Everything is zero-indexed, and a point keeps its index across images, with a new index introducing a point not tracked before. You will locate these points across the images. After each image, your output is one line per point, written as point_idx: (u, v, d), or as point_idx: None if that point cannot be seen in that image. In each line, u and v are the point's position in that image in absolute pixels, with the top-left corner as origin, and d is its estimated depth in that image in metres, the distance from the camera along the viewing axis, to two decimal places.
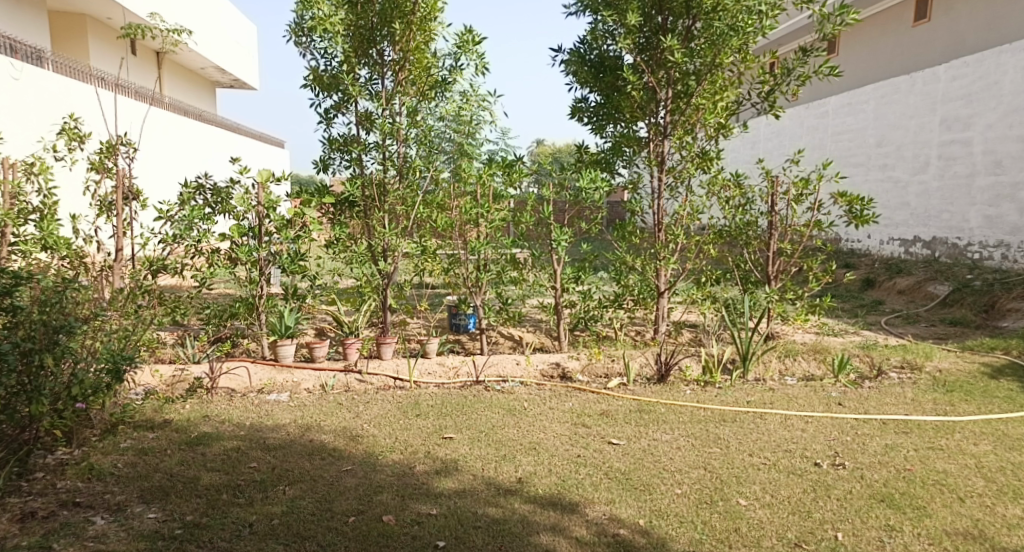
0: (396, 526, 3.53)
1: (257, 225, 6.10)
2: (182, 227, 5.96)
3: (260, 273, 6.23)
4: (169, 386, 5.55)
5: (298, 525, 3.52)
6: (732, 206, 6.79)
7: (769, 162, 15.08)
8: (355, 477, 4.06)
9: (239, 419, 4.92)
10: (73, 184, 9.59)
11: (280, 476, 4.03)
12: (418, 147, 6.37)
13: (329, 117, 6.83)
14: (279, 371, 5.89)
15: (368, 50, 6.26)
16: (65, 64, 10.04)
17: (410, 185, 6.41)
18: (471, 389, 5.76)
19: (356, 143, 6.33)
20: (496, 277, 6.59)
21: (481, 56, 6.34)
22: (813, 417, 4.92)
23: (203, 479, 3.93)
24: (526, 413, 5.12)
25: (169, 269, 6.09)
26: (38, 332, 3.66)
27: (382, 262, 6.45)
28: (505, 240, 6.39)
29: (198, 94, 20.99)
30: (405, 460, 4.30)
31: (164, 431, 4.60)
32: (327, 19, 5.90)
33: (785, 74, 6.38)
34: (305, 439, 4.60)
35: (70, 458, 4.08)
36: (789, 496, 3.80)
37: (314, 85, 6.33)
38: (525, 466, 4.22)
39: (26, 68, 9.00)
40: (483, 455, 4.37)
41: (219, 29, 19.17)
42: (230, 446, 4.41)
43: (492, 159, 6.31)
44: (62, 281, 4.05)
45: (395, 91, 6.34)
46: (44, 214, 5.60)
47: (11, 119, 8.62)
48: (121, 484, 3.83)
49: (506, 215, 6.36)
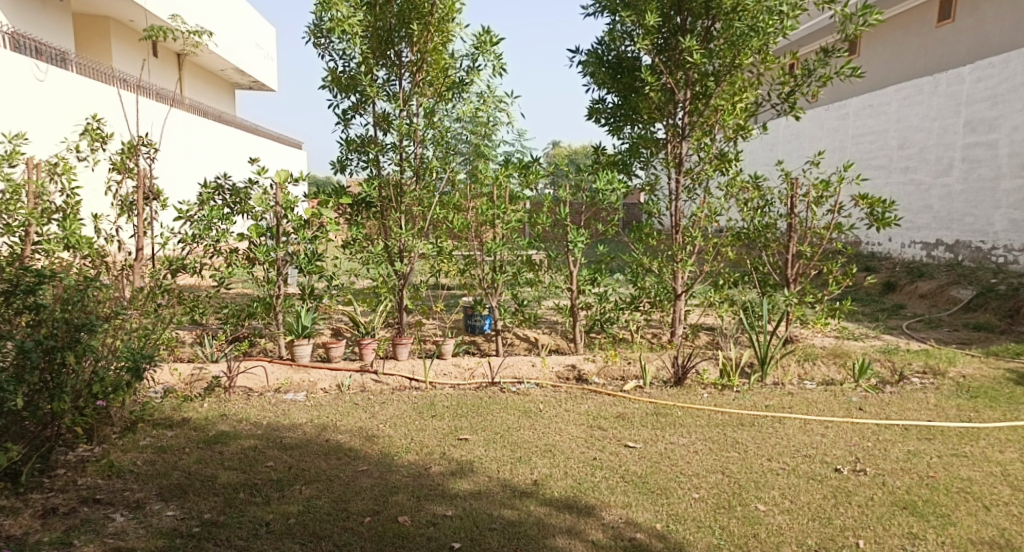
0: (411, 527, 3.53)
1: (275, 226, 6.16)
2: (201, 227, 6.01)
3: (277, 273, 6.28)
4: (187, 384, 5.60)
5: (314, 525, 3.53)
6: (750, 208, 6.72)
7: (789, 164, 14.98)
8: (370, 477, 4.06)
9: (256, 418, 4.95)
10: (95, 184, 9.74)
11: (296, 475, 4.05)
12: (434, 148, 6.35)
13: (346, 118, 6.85)
14: (295, 370, 5.92)
15: (386, 51, 6.27)
16: (88, 66, 10.17)
17: (426, 186, 6.40)
18: (486, 391, 5.75)
19: (373, 144, 6.35)
20: (511, 278, 6.58)
21: (498, 56, 6.34)
22: (833, 422, 4.85)
23: (220, 478, 3.95)
24: (541, 415, 5.10)
25: (188, 268, 6.09)
26: (60, 330, 3.68)
27: (398, 262, 6.48)
28: (521, 241, 6.46)
29: (218, 95, 21.22)
30: (420, 461, 4.30)
31: (182, 430, 4.64)
32: (345, 20, 5.90)
33: (806, 75, 6.30)
34: (321, 439, 4.61)
35: (91, 455, 4.12)
36: (809, 502, 3.76)
37: (332, 86, 6.36)
38: (540, 468, 4.20)
39: (51, 70, 9.12)
40: (498, 457, 4.36)
41: (239, 31, 19.37)
42: (247, 445, 4.43)
43: (508, 160, 6.32)
44: (83, 280, 4.09)
45: (413, 92, 6.33)
46: (66, 213, 5.69)
47: (36, 120, 8.76)
48: (140, 482, 3.86)
49: (522, 216, 6.36)
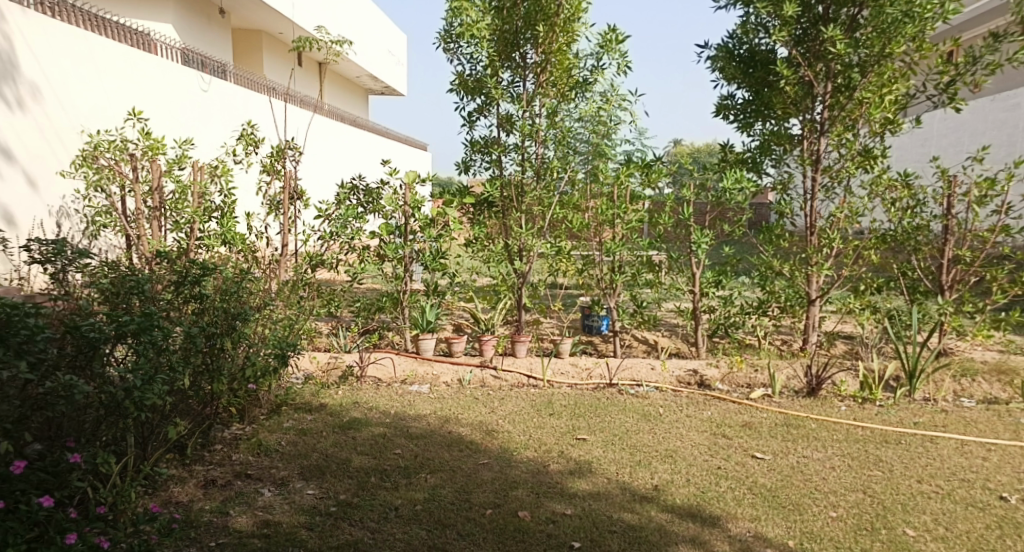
0: (532, 523, 3.57)
1: (403, 224, 6.42)
2: (338, 225, 6.36)
3: (404, 270, 6.54)
4: (324, 371, 5.96)
5: (439, 513, 3.65)
6: (899, 209, 6.19)
7: (944, 160, 13.80)
8: (491, 471, 4.15)
9: (385, 407, 5.19)
10: (247, 184, 10.60)
11: (422, 464, 4.20)
12: (555, 149, 6.42)
13: (471, 120, 7.03)
14: (419, 363, 6.13)
15: (511, 53, 6.37)
16: (244, 76, 11.04)
17: (547, 185, 6.47)
18: (604, 392, 5.71)
19: (496, 144, 6.48)
20: (630, 280, 6.48)
21: (624, 55, 6.27)
22: (997, 445, 4.43)
23: (354, 462, 4.18)
24: (662, 419, 5.01)
25: (326, 264, 6.47)
26: (220, 318, 4.03)
27: (518, 261, 6.54)
28: (641, 241, 6.32)
29: (353, 100, 22.42)
30: (539, 459, 4.34)
31: (320, 415, 4.94)
32: (474, 24, 6.10)
33: (971, 63, 5.76)
34: (444, 431, 4.76)
35: (243, 433, 4.48)
36: (967, 532, 3.45)
37: (459, 89, 6.53)
38: (661, 473, 4.12)
39: (213, 81, 9.96)
40: (618, 460, 4.32)
41: (374, 38, 20.36)
42: (377, 432, 4.66)
43: (630, 160, 6.24)
44: (239, 273, 4.47)
45: (536, 93, 6.39)
46: (223, 212, 6.17)
47: (201, 127, 9.62)
48: (284, 460, 4.16)
49: (642, 216, 6.27)
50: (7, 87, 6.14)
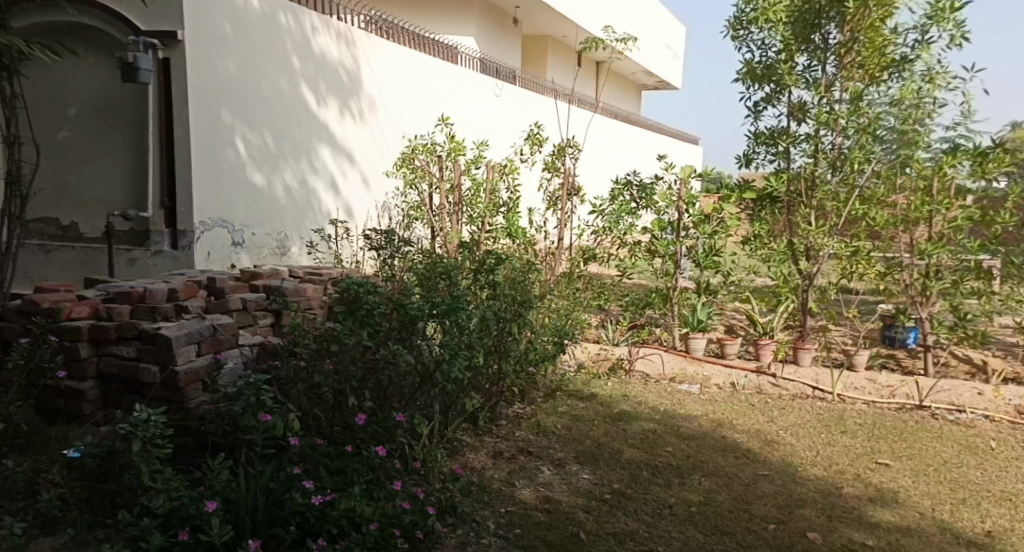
0: (823, 547, 3.19)
1: (676, 220, 6.22)
2: (611, 220, 6.35)
3: (675, 266, 6.31)
4: (594, 362, 5.98)
5: (716, 518, 3.42)
6: None
7: None
8: (774, 483, 3.81)
9: (655, 403, 5.08)
10: (531, 181, 11.22)
11: (696, 465, 4.01)
12: (856, 137, 5.60)
13: (756, 110, 6.56)
14: (689, 362, 5.89)
15: (811, 34, 5.80)
16: (530, 80, 11.68)
17: (845, 181, 5.73)
18: (912, 414, 4.93)
19: (785, 135, 5.94)
20: (948, 288, 5.51)
21: (959, 24, 5.33)
22: None
23: (626, 453, 4.14)
24: (995, 454, 4.17)
25: (597, 259, 6.53)
26: (509, 303, 4.25)
27: (803, 262, 5.96)
28: (968, 244, 5.30)
29: (629, 98, 22.56)
30: (830, 478, 3.88)
31: (592, 403, 5.00)
32: (770, 7, 5.76)
33: None
34: (719, 434, 4.50)
35: (523, 412, 4.69)
36: None
37: (746, 78, 6.13)
38: (996, 518, 3.41)
39: (506, 87, 10.67)
40: (935, 494, 3.68)
41: (655, 33, 20.20)
42: (648, 427, 4.57)
43: (954, 147, 5.32)
44: (525, 263, 4.68)
45: (838, 77, 5.77)
46: (509, 207, 6.49)
47: (494, 129, 10.39)
48: (560, 443, 4.26)
49: (971, 213, 5.28)
50: (354, 101, 7.15)
